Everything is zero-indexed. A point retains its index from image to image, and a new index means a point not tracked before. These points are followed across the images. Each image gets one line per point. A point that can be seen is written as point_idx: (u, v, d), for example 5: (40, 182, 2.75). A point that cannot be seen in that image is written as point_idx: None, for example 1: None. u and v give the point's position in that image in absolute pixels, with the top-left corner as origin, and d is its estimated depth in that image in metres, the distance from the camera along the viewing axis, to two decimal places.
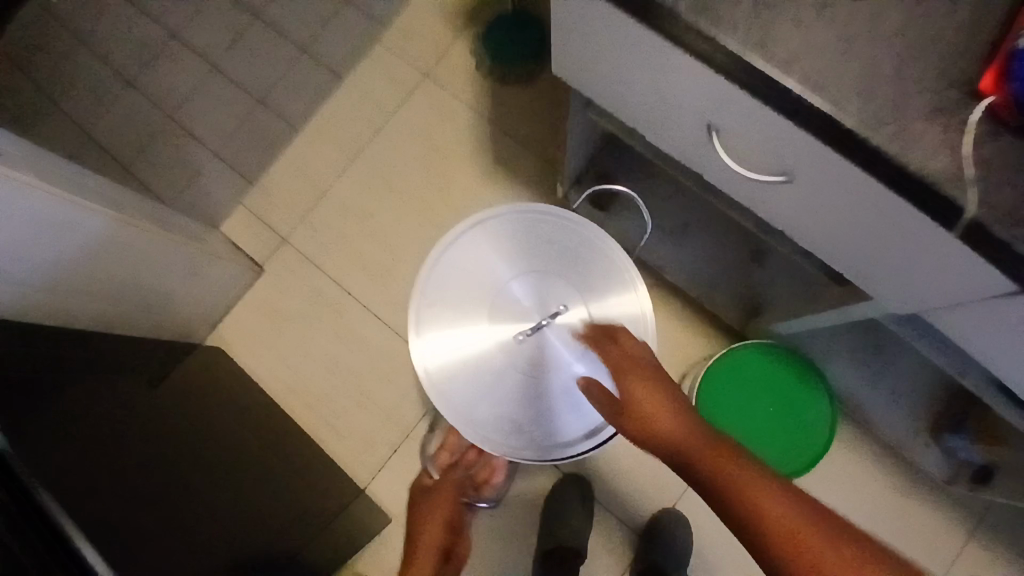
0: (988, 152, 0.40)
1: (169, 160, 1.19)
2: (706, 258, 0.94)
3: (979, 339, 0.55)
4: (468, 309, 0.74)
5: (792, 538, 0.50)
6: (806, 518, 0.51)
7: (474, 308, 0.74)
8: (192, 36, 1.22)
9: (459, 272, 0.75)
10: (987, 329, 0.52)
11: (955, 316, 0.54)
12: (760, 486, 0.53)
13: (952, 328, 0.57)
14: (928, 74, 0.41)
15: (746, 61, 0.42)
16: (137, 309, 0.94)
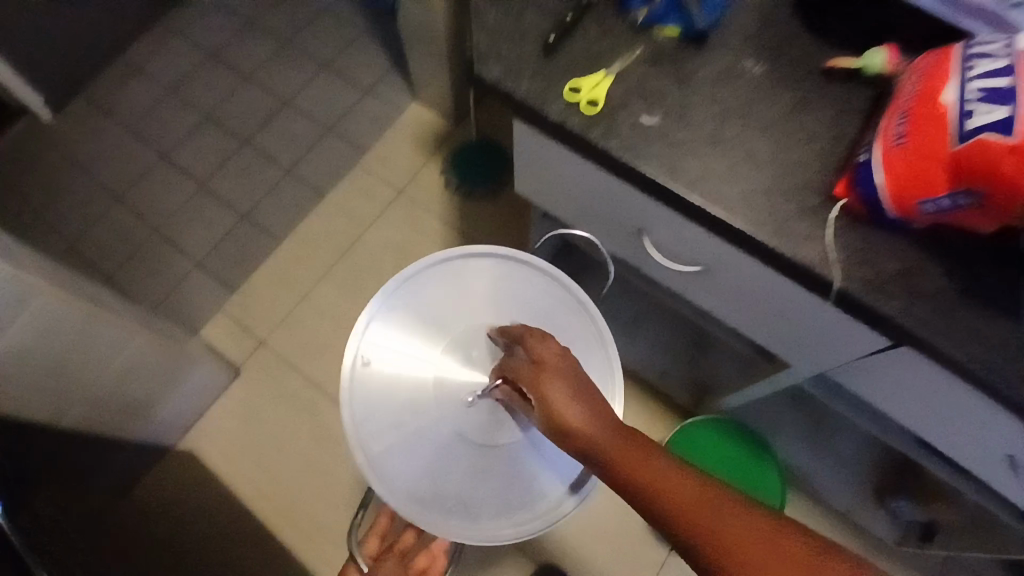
0: (845, 243, 0.54)
1: (154, 271, 1.26)
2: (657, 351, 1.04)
3: (879, 392, 0.67)
4: (412, 358, 0.65)
5: (721, 548, 0.38)
6: (750, 520, 0.39)
7: (414, 372, 0.64)
8: (185, 161, 1.35)
9: (402, 329, 0.66)
10: (880, 382, 0.65)
11: (855, 374, 0.67)
12: (688, 496, 0.41)
13: (857, 385, 0.69)
14: (796, 188, 0.56)
15: (663, 183, 0.55)
16: (109, 413, 0.99)
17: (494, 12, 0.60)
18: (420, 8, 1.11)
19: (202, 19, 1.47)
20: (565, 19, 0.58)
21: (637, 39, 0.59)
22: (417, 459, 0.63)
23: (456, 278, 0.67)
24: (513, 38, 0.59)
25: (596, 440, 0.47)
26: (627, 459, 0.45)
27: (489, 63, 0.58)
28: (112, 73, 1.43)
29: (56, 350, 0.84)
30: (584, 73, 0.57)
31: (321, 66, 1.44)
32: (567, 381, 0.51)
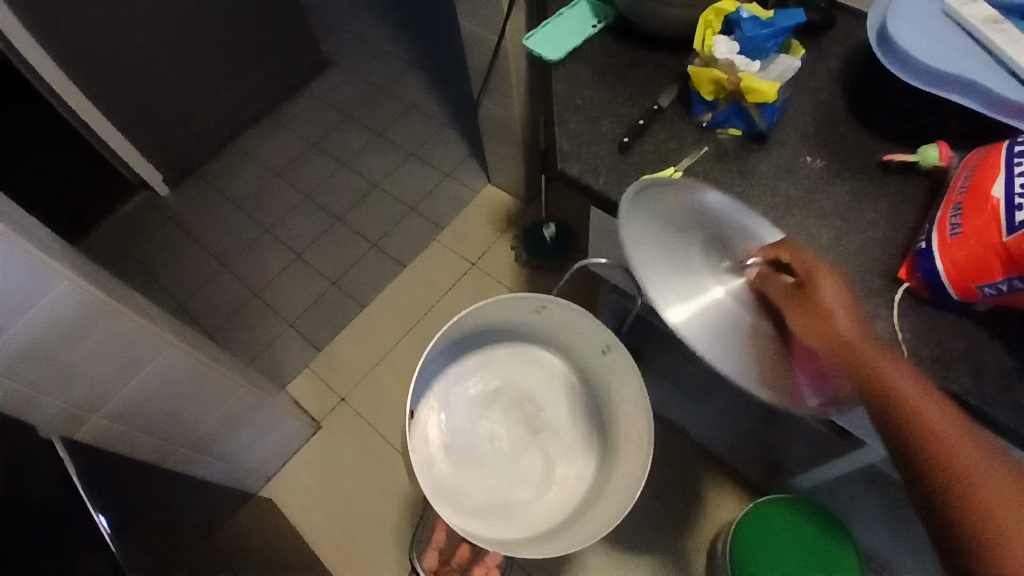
0: (912, 324, 0.57)
1: (250, 330, 1.40)
2: (721, 428, 1.06)
3: None
4: (679, 266, 0.59)
5: (941, 457, 0.45)
6: (974, 450, 0.45)
7: (687, 269, 0.59)
8: (284, 234, 1.51)
9: (652, 248, 0.59)
10: None
11: None
12: (933, 414, 0.47)
13: None
14: (859, 269, 0.60)
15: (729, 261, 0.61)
16: (208, 462, 1.08)
17: (576, 118, 0.70)
18: (499, 106, 1.26)
19: (307, 114, 1.70)
20: (638, 123, 0.68)
21: (703, 139, 0.67)
22: (721, 331, 0.56)
23: (647, 211, 0.60)
24: (592, 138, 0.68)
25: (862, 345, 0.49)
26: (891, 372, 0.48)
27: (570, 160, 0.67)
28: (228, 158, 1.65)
29: (173, 398, 0.94)
30: (656, 167, 0.66)
31: (408, 154, 1.62)
32: (850, 295, 0.53)
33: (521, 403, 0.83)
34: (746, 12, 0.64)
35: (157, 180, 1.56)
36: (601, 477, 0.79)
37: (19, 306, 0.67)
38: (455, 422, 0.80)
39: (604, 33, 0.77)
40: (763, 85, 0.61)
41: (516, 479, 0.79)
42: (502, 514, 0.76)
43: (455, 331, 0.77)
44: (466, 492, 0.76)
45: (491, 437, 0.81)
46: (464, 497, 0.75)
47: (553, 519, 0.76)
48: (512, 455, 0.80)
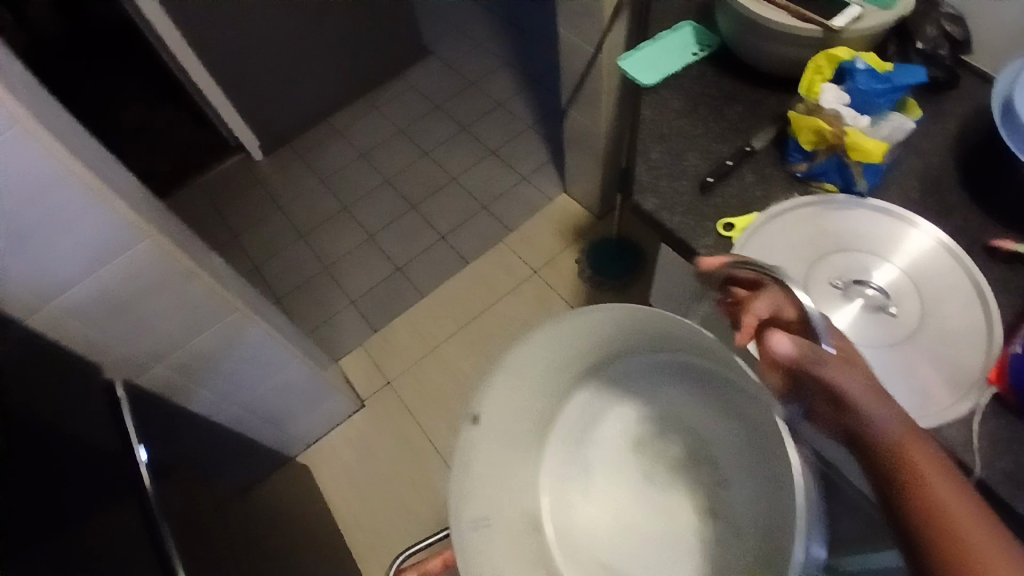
0: (990, 428, 0.50)
1: (315, 302, 1.46)
2: None
3: None
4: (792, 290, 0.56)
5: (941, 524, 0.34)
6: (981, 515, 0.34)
7: (804, 289, 0.56)
8: (361, 215, 1.57)
9: None
10: None
11: None
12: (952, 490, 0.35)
13: None
14: (946, 357, 0.53)
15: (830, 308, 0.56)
16: (254, 424, 1.14)
17: (659, 148, 0.68)
18: (586, 118, 1.24)
19: (400, 102, 1.76)
20: (725, 163, 0.64)
21: (795, 189, 0.63)
22: None
23: (765, 234, 0.59)
24: (674, 173, 0.66)
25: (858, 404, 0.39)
26: (886, 429, 0.38)
27: (646, 193, 0.65)
28: (320, 133, 1.73)
29: (231, 358, 0.99)
30: (738, 213, 0.62)
31: (489, 152, 1.64)
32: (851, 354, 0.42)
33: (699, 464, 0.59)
34: (863, 63, 0.60)
35: (254, 147, 1.69)
36: None
37: (103, 258, 0.74)
38: (590, 445, 0.62)
39: (706, 62, 0.74)
40: (870, 143, 0.57)
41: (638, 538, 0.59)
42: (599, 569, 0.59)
43: (602, 338, 0.58)
44: (570, 515, 0.61)
45: (615, 480, 0.61)
46: (564, 532, 0.60)
47: None
48: (624, 504, 0.60)
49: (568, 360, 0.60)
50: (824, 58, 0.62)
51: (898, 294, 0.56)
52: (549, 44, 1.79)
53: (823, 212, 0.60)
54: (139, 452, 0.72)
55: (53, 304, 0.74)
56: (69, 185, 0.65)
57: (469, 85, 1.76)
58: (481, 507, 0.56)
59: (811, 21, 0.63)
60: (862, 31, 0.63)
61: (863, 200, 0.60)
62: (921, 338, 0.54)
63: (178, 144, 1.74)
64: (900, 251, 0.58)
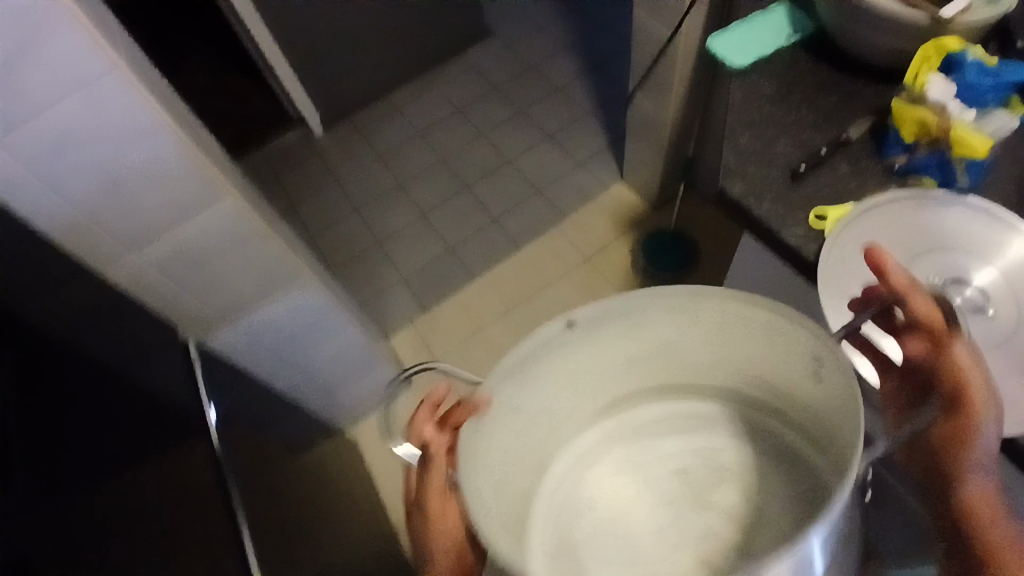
0: None
1: (367, 276, 1.49)
2: None
3: None
4: None
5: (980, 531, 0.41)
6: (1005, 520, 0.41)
7: None
8: (415, 193, 1.58)
9: (855, 270, 0.56)
10: None
11: None
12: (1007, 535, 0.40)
13: None
14: None
15: None
16: (306, 388, 1.17)
17: (747, 134, 0.66)
18: (653, 105, 1.22)
19: (460, 83, 1.76)
20: (818, 151, 0.63)
21: (889, 183, 0.61)
22: None
23: (860, 229, 0.57)
24: (761, 160, 0.64)
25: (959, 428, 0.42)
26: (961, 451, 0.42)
27: (732, 178, 0.63)
28: (380, 111, 1.75)
29: (292, 321, 1.02)
30: (829, 203, 0.60)
31: (547, 137, 1.63)
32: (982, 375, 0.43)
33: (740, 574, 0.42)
34: (973, 55, 0.58)
35: (315, 120, 1.72)
36: None
37: (186, 214, 0.76)
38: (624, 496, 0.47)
39: (797, 49, 0.72)
40: (975, 138, 0.55)
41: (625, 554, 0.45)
42: None
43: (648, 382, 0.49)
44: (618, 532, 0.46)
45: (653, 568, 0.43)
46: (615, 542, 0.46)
47: None
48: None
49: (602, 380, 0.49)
50: (933, 47, 0.59)
51: (994, 299, 0.53)
52: (615, 31, 1.77)
53: (921, 207, 0.57)
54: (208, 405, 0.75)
55: (137, 255, 0.77)
56: (159, 137, 0.68)
57: (530, 69, 1.75)
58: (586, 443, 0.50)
59: (923, 10, 0.61)
60: (972, 24, 0.60)
61: (962, 198, 0.57)
62: (1019, 346, 0.51)
63: (244, 113, 1.78)
64: (1008, 252, 0.54)
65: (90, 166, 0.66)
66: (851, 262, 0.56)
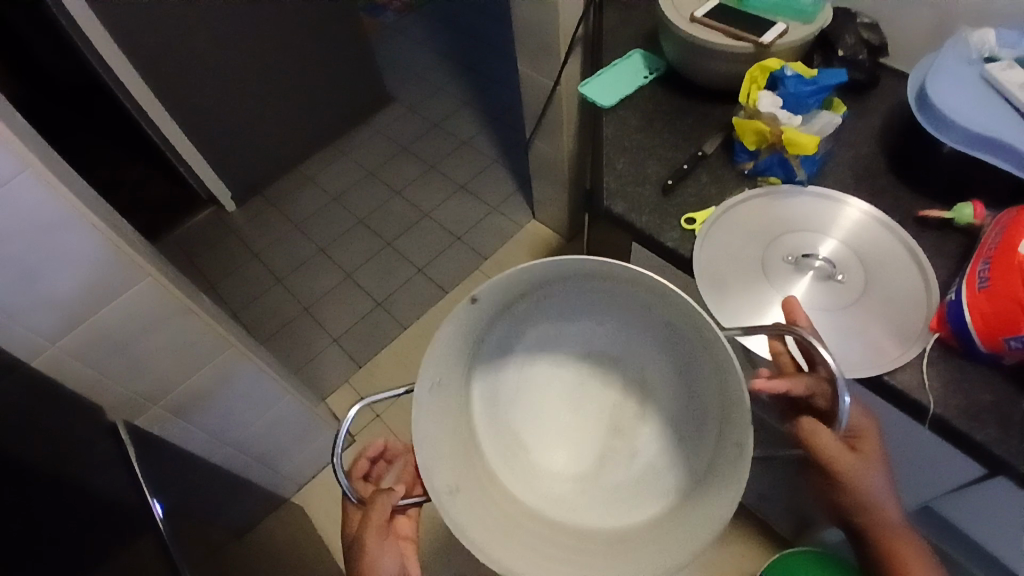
0: (942, 370, 0.57)
1: (298, 343, 1.47)
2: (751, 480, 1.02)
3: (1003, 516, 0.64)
4: (752, 272, 0.63)
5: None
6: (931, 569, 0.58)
7: (761, 270, 0.63)
8: (337, 255, 1.61)
9: (726, 262, 0.64)
10: (1003, 504, 0.62)
11: (973, 493, 0.65)
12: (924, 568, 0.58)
13: (972, 507, 0.67)
14: (890, 316, 0.60)
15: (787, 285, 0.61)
16: (245, 465, 1.14)
17: (623, 159, 0.75)
18: (550, 146, 1.33)
19: (368, 147, 1.83)
20: (682, 167, 0.72)
21: (745, 184, 0.71)
22: None
23: (722, 229, 0.66)
24: (639, 180, 0.73)
25: (863, 510, 0.58)
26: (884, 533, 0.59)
27: (615, 199, 0.71)
28: (291, 181, 1.78)
29: (224, 394, 1.00)
30: (697, 209, 0.69)
31: (459, 187, 1.71)
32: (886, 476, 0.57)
33: (626, 395, 0.64)
34: (791, 70, 0.68)
35: (226, 198, 1.72)
36: (512, 424, 0.63)
37: (105, 300, 0.76)
38: (541, 350, 0.65)
39: (656, 83, 0.83)
40: (803, 138, 0.65)
41: (546, 385, 0.65)
42: (514, 410, 0.64)
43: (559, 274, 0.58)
44: (503, 382, 0.64)
45: (561, 429, 0.64)
46: (502, 386, 0.64)
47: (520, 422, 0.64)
48: (578, 461, 0.62)
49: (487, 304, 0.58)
50: (759, 69, 0.70)
51: (843, 263, 0.63)
52: (508, 83, 1.91)
53: (768, 202, 0.67)
54: (155, 503, 0.75)
55: (54, 348, 0.76)
56: (74, 227, 0.68)
57: (434, 126, 1.85)
58: (439, 377, 0.57)
59: (743, 40, 0.72)
60: (790, 43, 0.72)
61: (802, 189, 0.68)
62: (869, 300, 0.61)
63: (149, 200, 1.76)
64: (843, 222, 0.65)
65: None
66: (720, 256, 0.64)
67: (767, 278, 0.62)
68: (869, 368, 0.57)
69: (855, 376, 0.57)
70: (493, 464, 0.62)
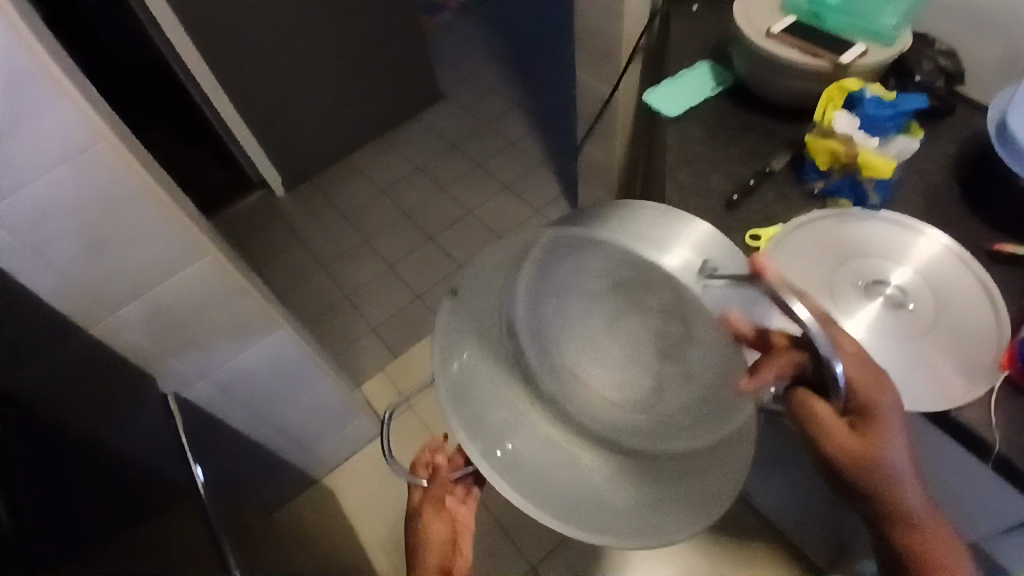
0: (1010, 410, 0.55)
1: (337, 330, 1.50)
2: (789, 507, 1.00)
3: None
4: (819, 293, 0.61)
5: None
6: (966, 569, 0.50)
7: (829, 291, 0.61)
8: (381, 245, 1.63)
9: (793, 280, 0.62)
10: None
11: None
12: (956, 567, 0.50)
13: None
14: (961, 353, 0.58)
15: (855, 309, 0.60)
16: (281, 444, 1.16)
17: (685, 171, 0.74)
18: (600, 152, 1.33)
19: (417, 142, 1.85)
20: (748, 183, 0.71)
21: (812, 205, 0.70)
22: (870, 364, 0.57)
23: (791, 245, 0.65)
24: (701, 193, 0.72)
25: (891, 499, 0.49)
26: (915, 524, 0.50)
27: (677, 210, 0.71)
28: (342, 171, 1.82)
29: (268, 374, 1.02)
30: (762, 226, 0.68)
31: (504, 187, 1.72)
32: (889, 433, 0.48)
33: (669, 318, 0.53)
34: (870, 91, 0.67)
35: (276, 182, 1.77)
36: (558, 358, 0.64)
37: (166, 273, 0.79)
38: (568, 278, 0.57)
39: (722, 96, 0.82)
40: (879, 160, 0.64)
41: (588, 316, 0.60)
42: (559, 341, 0.63)
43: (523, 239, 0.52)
44: (542, 315, 0.62)
45: (603, 357, 0.62)
46: (539, 321, 0.63)
47: (565, 358, 0.64)
48: (624, 368, 0.61)
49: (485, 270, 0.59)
50: (837, 88, 0.69)
51: (914, 293, 0.61)
52: (558, 87, 1.91)
53: (839, 224, 0.66)
54: (196, 474, 0.77)
55: (117, 318, 0.79)
56: (144, 200, 0.71)
57: (483, 126, 1.86)
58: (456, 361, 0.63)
59: (820, 58, 0.71)
60: (868, 65, 0.70)
61: (875, 214, 0.66)
62: (939, 332, 0.59)
63: (204, 181, 1.82)
64: (917, 251, 0.64)
65: (74, 229, 0.68)
66: (787, 273, 0.63)
67: (834, 300, 0.61)
68: (937, 403, 0.55)
69: (922, 409, 0.55)
70: (552, 388, 0.65)
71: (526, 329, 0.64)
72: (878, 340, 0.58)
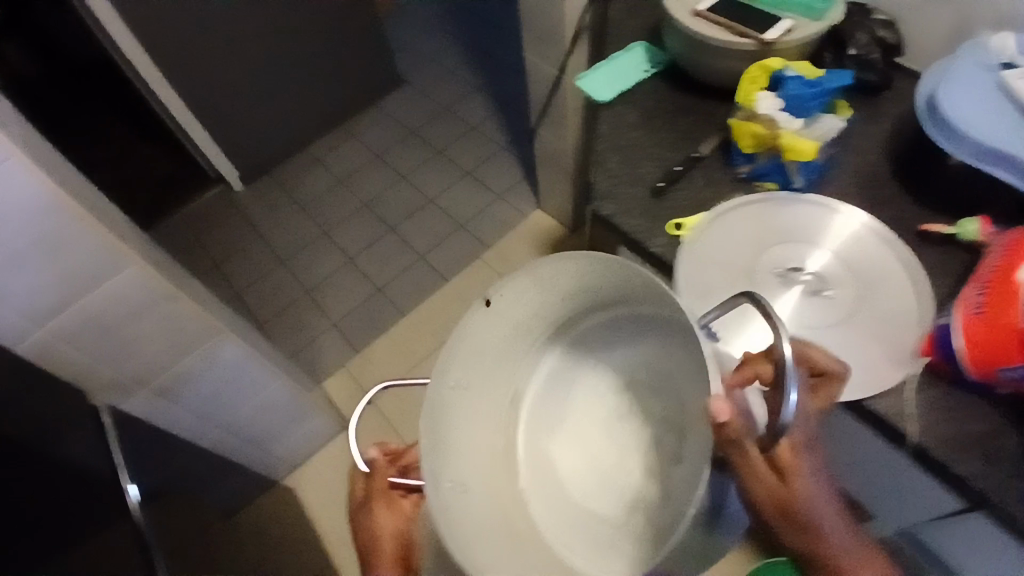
0: (924, 396, 0.54)
1: (298, 327, 1.48)
2: None
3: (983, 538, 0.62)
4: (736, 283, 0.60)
5: None
6: None
7: (746, 281, 0.60)
8: (341, 238, 1.60)
9: (711, 270, 0.61)
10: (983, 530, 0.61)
11: (955, 517, 0.63)
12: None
13: (952, 526, 0.66)
14: (879, 336, 0.57)
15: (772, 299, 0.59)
16: (238, 447, 1.15)
17: (615, 158, 0.72)
18: (554, 136, 1.30)
19: (376, 129, 1.81)
20: (675, 169, 0.69)
21: (740, 189, 0.68)
22: None
23: (712, 233, 0.63)
24: (630, 180, 0.70)
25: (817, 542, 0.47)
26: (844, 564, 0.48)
27: (605, 199, 0.69)
28: (300, 162, 1.78)
29: (215, 377, 1.01)
30: (687, 215, 0.66)
31: (465, 173, 1.69)
32: (818, 475, 0.48)
33: (666, 435, 0.55)
34: (792, 71, 0.65)
35: (233, 177, 1.72)
36: (544, 443, 0.61)
37: (91, 283, 0.76)
38: (587, 375, 0.62)
39: (657, 78, 0.79)
40: (804, 143, 0.61)
41: (588, 417, 0.61)
42: (553, 427, 0.61)
43: (577, 287, 0.58)
44: (555, 404, 0.62)
45: (597, 452, 0.59)
46: (545, 404, 0.63)
47: (554, 448, 0.61)
48: (608, 465, 0.59)
49: (538, 306, 0.60)
50: (759, 68, 0.67)
51: (833, 277, 0.60)
52: (518, 67, 1.87)
53: (762, 207, 0.64)
54: (130, 489, 0.73)
55: (42, 332, 0.76)
56: (59, 211, 0.68)
57: (443, 110, 1.82)
58: (459, 376, 0.56)
59: (747, 36, 0.69)
60: (795, 42, 0.68)
61: (800, 196, 0.64)
62: (858, 317, 0.58)
63: (158, 177, 1.77)
64: (839, 233, 0.62)
65: None
66: (706, 264, 0.61)
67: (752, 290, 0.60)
68: (854, 391, 0.54)
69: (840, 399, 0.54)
70: (526, 484, 0.60)
71: (529, 412, 0.63)
72: (795, 329, 0.58)
